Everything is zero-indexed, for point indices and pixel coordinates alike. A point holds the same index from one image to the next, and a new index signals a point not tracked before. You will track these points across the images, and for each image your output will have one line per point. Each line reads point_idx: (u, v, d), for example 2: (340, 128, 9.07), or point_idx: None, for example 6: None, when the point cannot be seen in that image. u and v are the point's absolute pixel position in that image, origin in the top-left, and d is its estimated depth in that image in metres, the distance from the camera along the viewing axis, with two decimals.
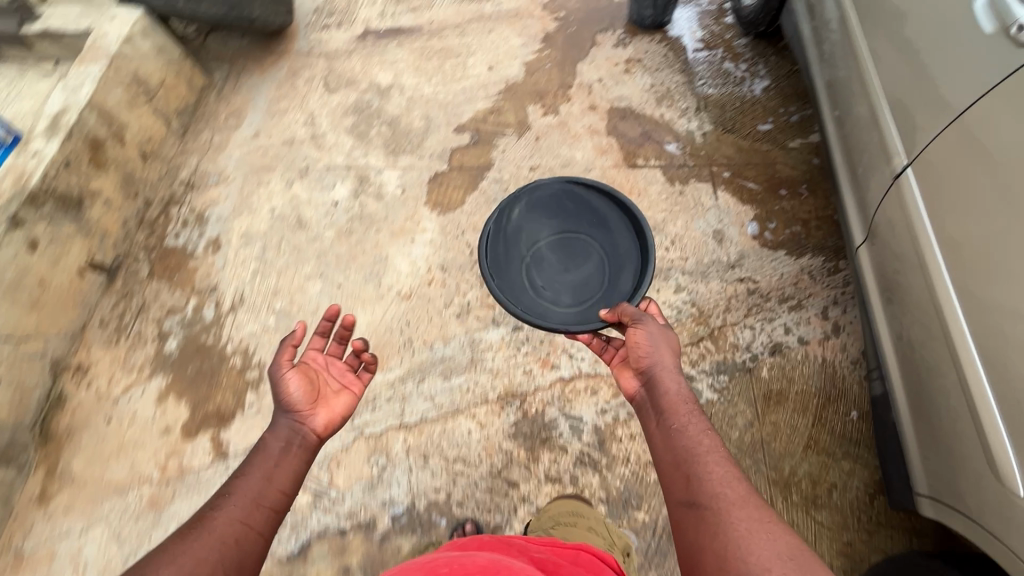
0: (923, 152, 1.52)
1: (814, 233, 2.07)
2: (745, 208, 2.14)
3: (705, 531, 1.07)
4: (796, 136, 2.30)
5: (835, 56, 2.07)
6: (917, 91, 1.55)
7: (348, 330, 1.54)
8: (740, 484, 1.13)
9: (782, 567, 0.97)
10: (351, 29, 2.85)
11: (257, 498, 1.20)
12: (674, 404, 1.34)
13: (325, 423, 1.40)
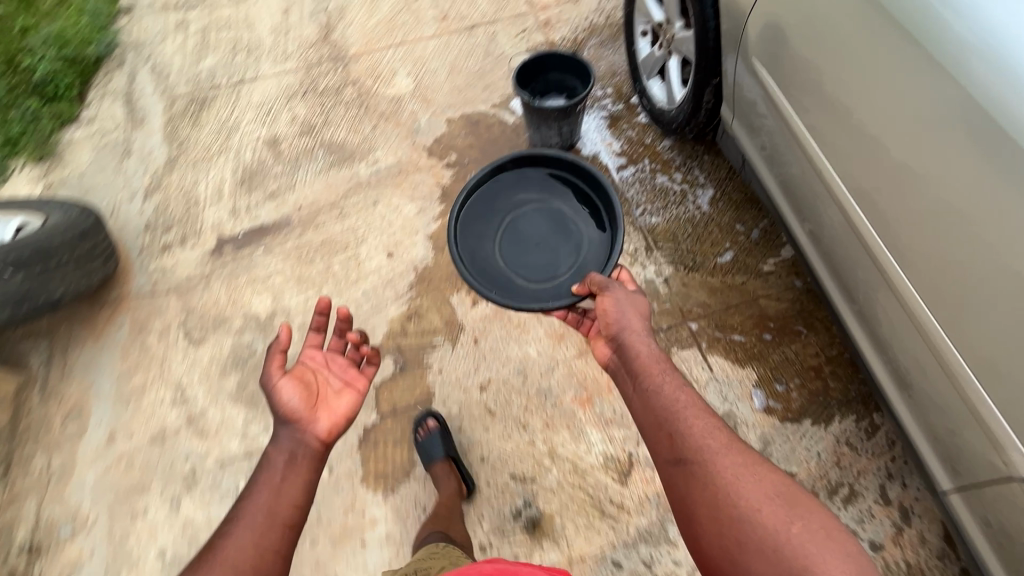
0: (909, 237, 1.32)
1: (833, 384, 1.73)
2: (747, 372, 1.78)
3: (698, 483, 1.14)
4: (769, 255, 1.96)
5: (777, 152, 1.76)
6: (885, 175, 1.33)
7: (347, 322, 1.47)
8: (724, 436, 1.20)
9: (771, 506, 1.07)
10: (200, 242, 2.25)
11: (270, 516, 1.14)
12: (652, 360, 1.38)
13: (329, 426, 1.31)
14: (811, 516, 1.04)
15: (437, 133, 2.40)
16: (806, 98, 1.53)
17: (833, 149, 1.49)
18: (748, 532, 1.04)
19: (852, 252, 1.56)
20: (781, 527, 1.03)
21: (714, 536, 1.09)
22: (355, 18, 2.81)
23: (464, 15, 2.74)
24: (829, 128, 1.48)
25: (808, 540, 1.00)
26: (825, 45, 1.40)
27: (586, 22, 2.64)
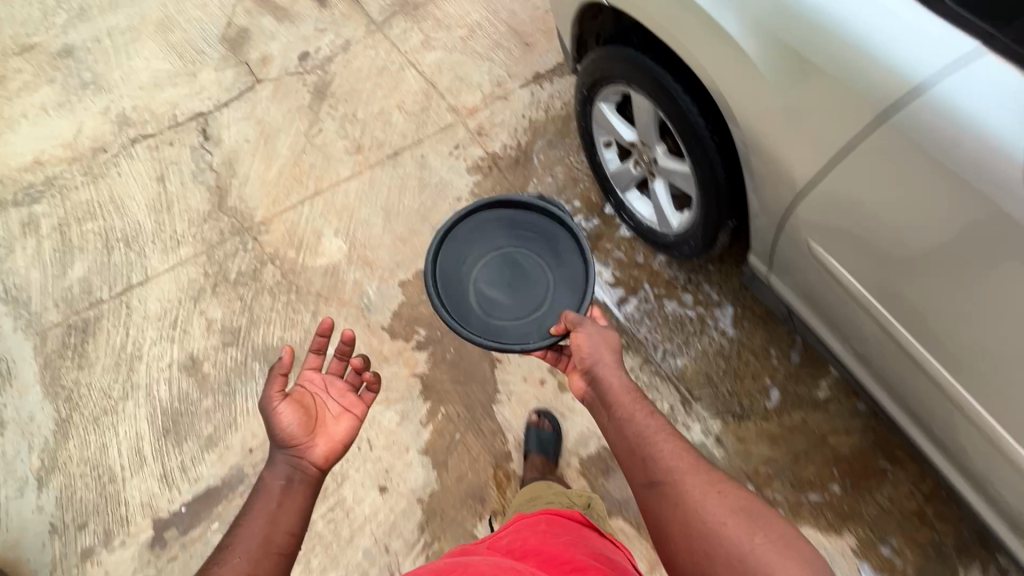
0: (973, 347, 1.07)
1: (942, 527, 1.51)
2: (846, 538, 1.52)
3: (672, 508, 1.00)
4: (820, 378, 1.70)
5: (803, 286, 1.42)
6: (923, 276, 1.08)
7: (348, 346, 1.30)
8: (695, 460, 1.05)
9: (736, 521, 0.95)
10: (133, 534, 1.74)
11: (264, 548, 1.00)
12: (623, 395, 1.19)
13: (327, 454, 1.17)
14: (779, 537, 0.92)
15: (395, 305, 1.98)
16: (845, 246, 1.20)
17: (902, 306, 1.16)
18: (717, 558, 0.92)
19: (891, 358, 1.29)
20: (750, 552, 0.90)
21: (688, 567, 0.95)
22: (251, 170, 2.32)
23: (381, 140, 2.31)
24: (888, 283, 1.15)
25: (779, 565, 0.88)
26: (871, 193, 1.08)
27: (525, 120, 2.28)
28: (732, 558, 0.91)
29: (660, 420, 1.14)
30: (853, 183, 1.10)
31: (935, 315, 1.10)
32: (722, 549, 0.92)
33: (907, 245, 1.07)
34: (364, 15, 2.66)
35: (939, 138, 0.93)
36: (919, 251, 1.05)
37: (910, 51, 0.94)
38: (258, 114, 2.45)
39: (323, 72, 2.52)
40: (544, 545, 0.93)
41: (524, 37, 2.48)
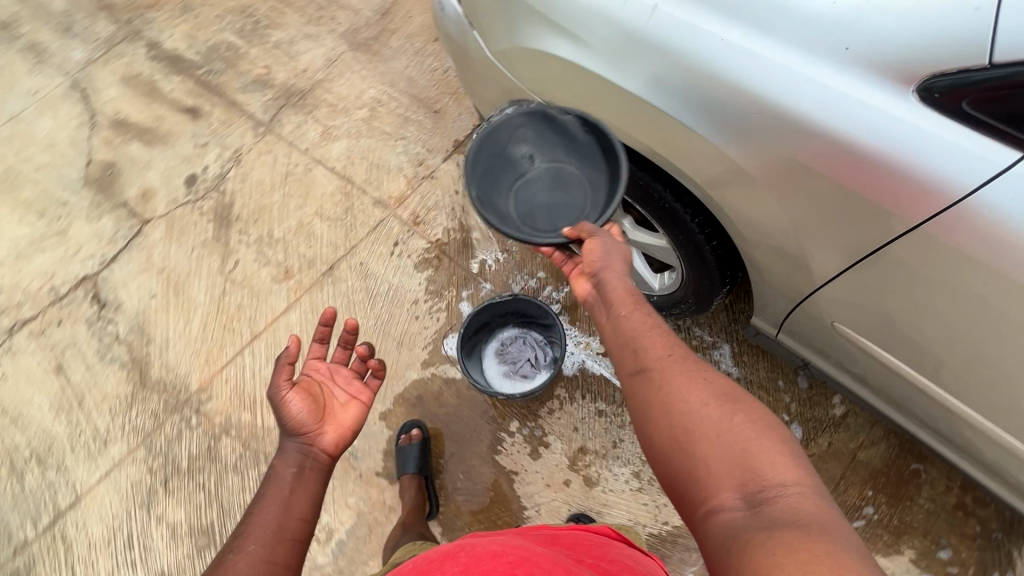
0: (997, 386, 1.04)
1: (986, 513, 1.52)
2: (907, 554, 1.51)
3: (653, 395, 0.83)
4: (833, 396, 1.67)
5: (837, 338, 1.27)
6: (938, 329, 1.02)
7: (352, 335, 1.24)
8: (686, 351, 0.87)
9: (720, 406, 0.77)
10: None
11: (277, 531, 0.92)
12: (625, 296, 0.98)
13: (336, 440, 1.10)
14: (770, 424, 0.75)
15: (384, 444, 1.78)
16: (905, 311, 1.04)
17: (969, 370, 1.05)
18: (696, 437, 0.75)
19: (908, 388, 1.26)
20: (730, 432, 0.74)
21: (663, 451, 0.78)
22: (169, 330, 2.01)
23: (310, 257, 2.07)
24: (917, 337, 1.07)
25: (756, 445, 0.72)
26: (894, 262, 0.98)
27: (460, 196, 2.11)
28: (711, 440, 0.74)
29: (655, 320, 0.94)
30: (926, 262, 0.93)
31: (1019, 384, 0.99)
32: (703, 429, 0.75)
33: (982, 322, 0.94)
34: (247, 118, 2.38)
35: (994, 243, 0.84)
36: (974, 320, 0.95)
37: (935, 161, 0.84)
38: (157, 262, 2.13)
39: (219, 194, 2.23)
40: (579, 539, 0.85)
41: (431, 104, 2.31)
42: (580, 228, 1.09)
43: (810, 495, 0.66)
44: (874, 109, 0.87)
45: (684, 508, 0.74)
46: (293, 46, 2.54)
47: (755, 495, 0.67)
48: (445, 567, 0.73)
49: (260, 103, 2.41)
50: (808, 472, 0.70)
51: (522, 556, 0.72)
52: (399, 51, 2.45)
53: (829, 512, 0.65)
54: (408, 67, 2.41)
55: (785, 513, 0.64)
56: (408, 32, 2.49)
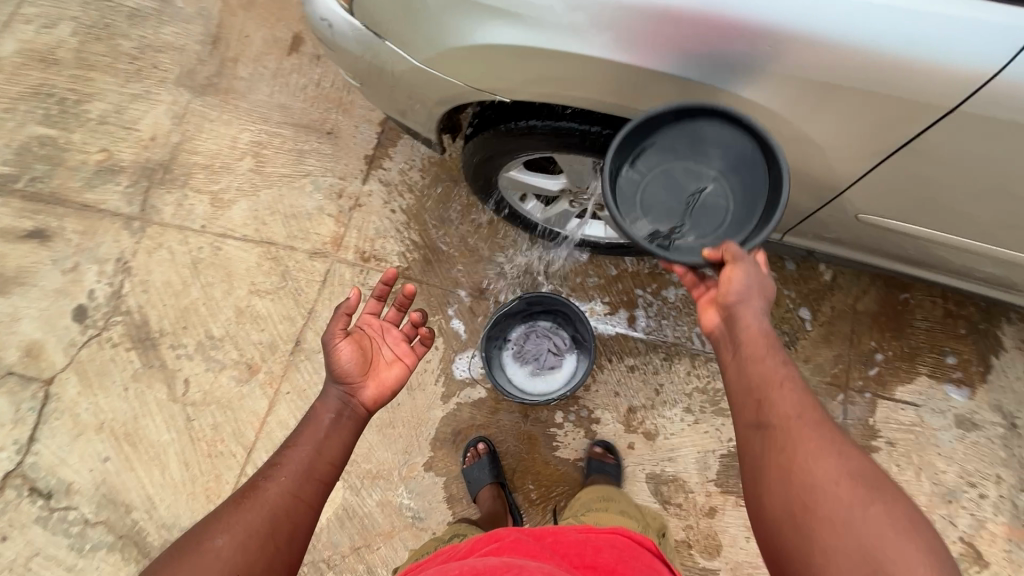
0: (961, 210, 1.13)
1: (966, 311, 1.73)
2: (926, 372, 1.70)
3: (781, 460, 0.80)
4: (819, 266, 1.78)
5: (855, 232, 1.30)
6: (904, 179, 1.08)
7: (410, 298, 1.17)
8: (820, 415, 0.83)
9: (855, 496, 0.74)
10: None
11: (308, 471, 0.93)
12: (761, 343, 0.91)
13: (377, 397, 1.07)
14: (908, 521, 0.72)
15: (442, 492, 1.69)
16: (933, 186, 1.08)
17: (990, 221, 1.13)
18: (823, 519, 0.73)
19: (884, 243, 1.33)
20: (865, 525, 0.71)
21: (780, 517, 0.77)
22: (147, 486, 1.73)
23: (269, 341, 1.83)
24: (887, 195, 1.13)
25: (894, 549, 0.69)
26: (849, 133, 1.02)
27: (398, 213, 1.93)
28: (842, 524, 0.72)
29: (790, 377, 0.87)
30: (964, 137, 0.96)
31: (977, 202, 1.09)
32: (835, 513, 0.73)
33: (935, 159, 1.02)
34: (112, 218, 1.99)
35: (935, 83, 0.91)
36: (931, 160, 1.02)
37: (879, 28, 0.89)
38: (91, 419, 1.79)
39: (125, 315, 1.88)
40: (617, 566, 0.83)
41: (320, 127, 2.04)
42: (724, 250, 0.97)
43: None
44: (897, 7, 0.88)
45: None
46: (125, 116, 2.12)
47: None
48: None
49: (118, 195, 2.01)
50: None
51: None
52: (255, 79, 2.12)
53: None
54: (274, 94, 2.10)
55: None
56: (253, 54, 2.15)
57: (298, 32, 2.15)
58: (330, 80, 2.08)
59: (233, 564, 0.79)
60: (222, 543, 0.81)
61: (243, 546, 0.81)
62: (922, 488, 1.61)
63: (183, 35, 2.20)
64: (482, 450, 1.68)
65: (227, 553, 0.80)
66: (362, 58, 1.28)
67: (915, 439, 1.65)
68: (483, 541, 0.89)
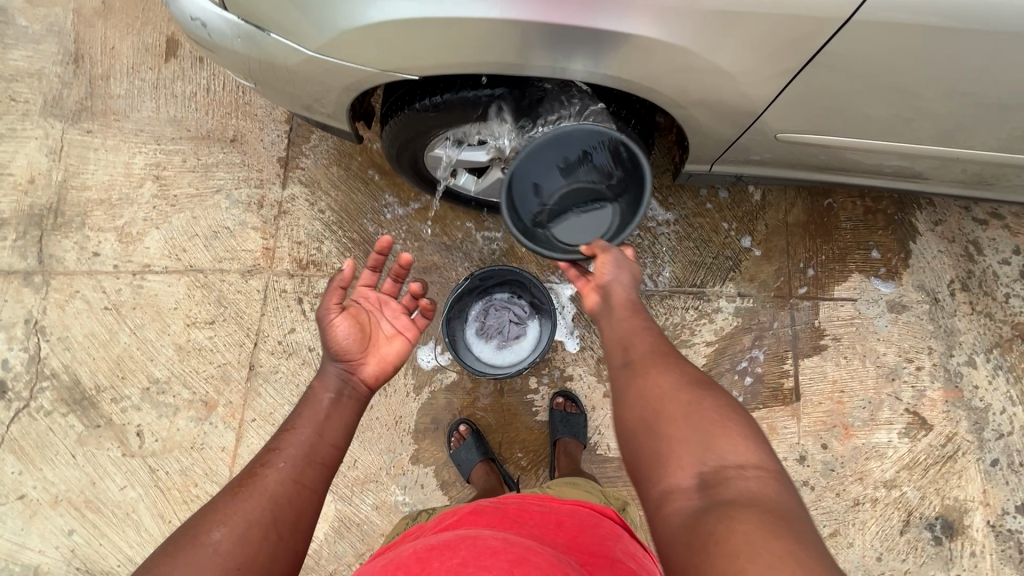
0: (853, 110, 1.18)
1: (883, 206, 1.86)
2: (856, 268, 1.82)
3: (635, 385, 0.85)
4: (748, 188, 1.85)
5: (778, 152, 1.35)
6: (797, 89, 1.12)
7: (404, 270, 1.15)
8: (667, 348, 0.91)
9: (686, 394, 0.80)
10: None
11: (309, 451, 0.92)
12: (628, 305, 1.00)
13: (377, 373, 1.08)
14: (737, 407, 0.79)
15: (434, 480, 1.69)
16: (842, 95, 1.13)
17: (895, 121, 1.21)
18: (667, 418, 0.78)
19: (796, 157, 1.38)
20: (699, 415, 0.77)
21: (632, 429, 0.82)
22: (124, 547, 1.63)
23: (220, 373, 1.73)
24: (786, 107, 1.17)
25: (721, 433, 0.74)
26: (732, 56, 1.03)
27: (328, 213, 1.83)
28: (683, 419, 0.77)
29: (648, 324, 0.96)
30: (864, 42, 1.01)
31: (862, 100, 1.15)
32: (675, 410, 0.78)
33: (815, 65, 1.06)
34: (8, 277, 1.79)
35: None
36: (812, 65, 1.06)
37: None
38: (43, 495, 1.66)
39: (52, 379, 1.72)
40: (578, 533, 0.87)
41: (221, 135, 1.88)
42: (595, 245, 1.07)
43: (767, 478, 0.70)
44: None
45: (643, 486, 0.77)
46: None
47: (713, 476, 0.70)
48: (446, 557, 0.74)
49: (7, 251, 1.80)
50: (765, 454, 0.74)
51: (522, 556, 0.74)
52: (134, 95, 1.91)
53: (786, 497, 0.68)
54: (161, 107, 1.91)
55: (738, 495, 0.67)
56: (126, 67, 1.93)
57: (171, 34, 1.95)
58: (220, 82, 1.91)
59: (233, 557, 0.76)
60: (221, 535, 0.78)
61: (244, 536, 0.79)
62: (867, 373, 1.76)
63: (37, 58, 1.95)
64: (465, 432, 1.68)
65: (226, 546, 0.77)
66: (249, 56, 1.17)
67: (856, 331, 1.78)
68: (445, 518, 0.93)
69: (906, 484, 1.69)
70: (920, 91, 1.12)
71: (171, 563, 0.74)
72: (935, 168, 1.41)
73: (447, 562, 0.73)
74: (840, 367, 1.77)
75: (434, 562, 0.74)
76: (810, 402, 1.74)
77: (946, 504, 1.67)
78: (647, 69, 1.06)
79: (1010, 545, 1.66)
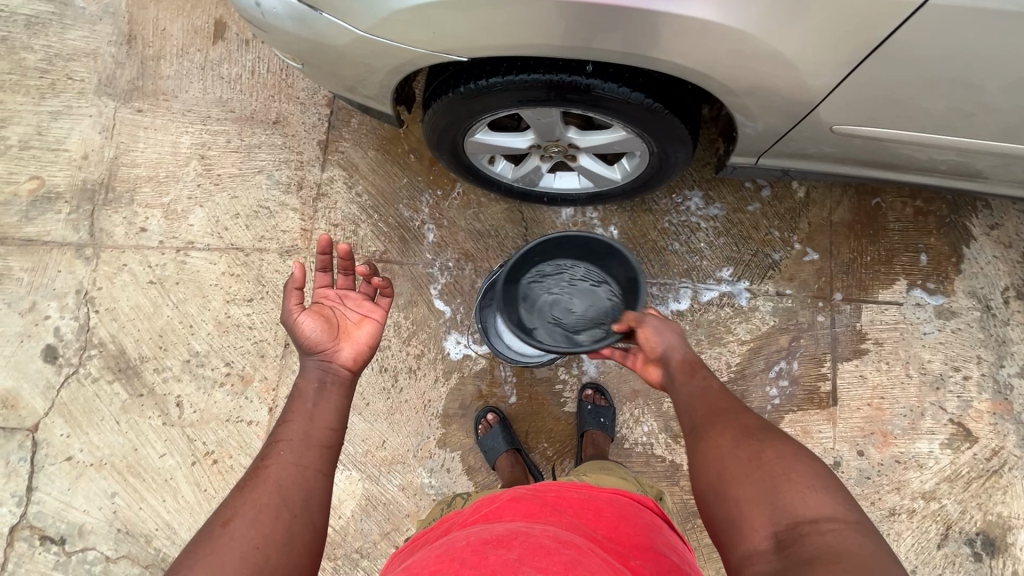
0: (913, 103, 1.13)
1: (935, 207, 1.78)
2: (903, 271, 1.75)
3: (698, 450, 0.88)
4: (792, 184, 1.80)
5: (828, 146, 1.31)
6: (854, 79, 1.07)
7: (351, 260, 1.15)
8: (729, 404, 0.94)
9: (747, 450, 0.82)
10: None
11: (302, 439, 0.94)
12: (687, 367, 1.04)
13: (354, 356, 1.09)
14: (801, 459, 0.80)
15: (461, 465, 1.71)
16: (902, 87, 1.09)
17: (959, 116, 1.15)
18: (732, 478, 0.80)
19: (847, 152, 1.33)
20: (761, 469, 0.79)
21: (704, 494, 0.84)
22: (162, 513, 1.70)
23: (256, 349, 1.78)
24: (840, 99, 1.13)
25: (786, 486, 0.75)
26: (789, 44, 1.00)
27: (365, 197, 1.85)
28: (747, 478, 0.79)
29: (711, 385, 0.99)
30: (934, 32, 0.96)
31: (922, 93, 1.10)
32: (735, 469, 0.81)
33: (875, 55, 1.02)
34: (61, 249, 1.86)
35: None
36: (871, 55, 1.02)
37: None
38: (88, 458, 1.73)
39: (99, 347, 1.80)
40: (619, 522, 0.87)
41: (264, 117, 1.92)
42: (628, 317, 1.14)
43: (844, 530, 0.69)
44: None
45: (725, 554, 0.77)
46: (49, 137, 1.96)
47: (788, 533, 0.70)
48: (502, 551, 0.74)
49: (61, 223, 1.88)
50: (842, 507, 0.73)
51: (572, 557, 0.73)
52: (182, 75, 1.97)
53: (870, 551, 0.67)
54: (208, 88, 1.95)
55: (817, 550, 0.66)
56: (175, 48, 1.98)
57: (219, 18, 1.99)
58: (264, 65, 1.95)
59: (251, 538, 0.79)
60: (235, 524, 0.80)
61: (256, 521, 0.81)
62: (910, 380, 1.70)
63: (92, 38, 2.01)
64: (492, 421, 1.69)
65: (241, 530, 0.80)
66: (298, 35, 1.18)
67: (900, 336, 1.72)
68: (484, 504, 0.92)
69: (946, 497, 1.62)
70: (988, 84, 1.06)
71: (192, 556, 0.77)
72: (998, 167, 1.34)
73: (502, 556, 0.74)
74: (881, 373, 1.71)
75: (489, 555, 0.74)
76: (848, 407, 1.69)
77: (988, 520, 1.60)
78: (698, 56, 1.04)
79: None
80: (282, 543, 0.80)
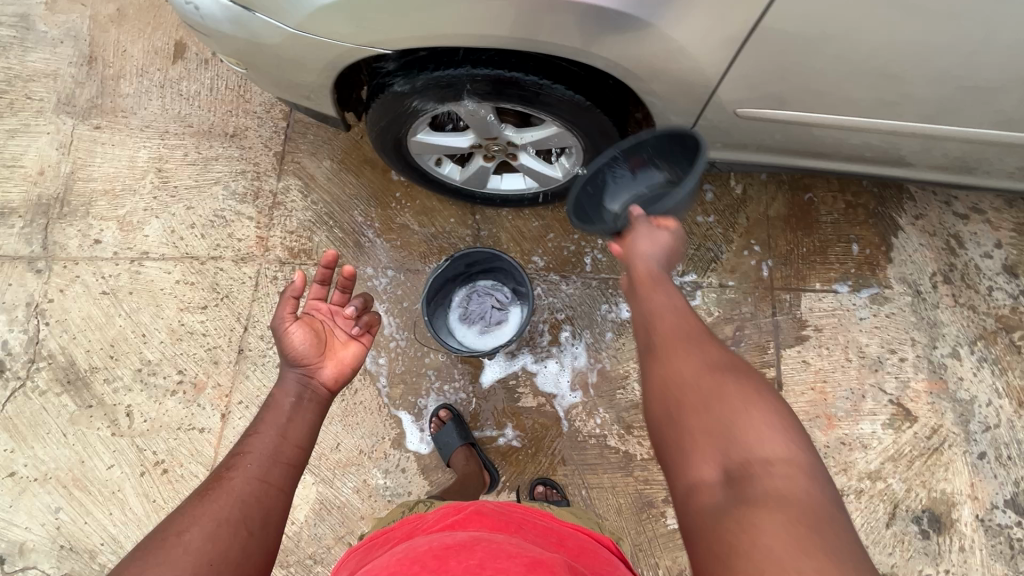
0: (819, 88, 1.22)
1: (863, 201, 1.88)
2: (837, 261, 1.84)
3: (660, 369, 0.89)
4: (730, 182, 1.89)
5: (754, 134, 1.39)
6: (761, 64, 1.16)
7: (351, 281, 1.18)
8: (696, 331, 0.95)
9: (708, 379, 0.84)
10: None
11: (273, 457, 0.95)
12: (651, 278, 1.05)
13: (335, 375, 1.13)
14: (761, 397, 0.81)
15: (416, 465, 1.70)
16: (804, 74, 1.18)
17: (863, 101, 1.25)
18: (690, 409, 0.82)
19: (782, 139, 1.42)
20: (721, 405, 0.80)
21: (658, 417, 0.86)
22: (109, 526, 1.65)
23: (209, 356, 1.78)
24: (764, 84, 1.22)
25: (742, 420, 0.78)
26: (691, 32, 1.09)
27: (320, 204, 1.90)
28: (705, 411, 0.80)
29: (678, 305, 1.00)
30: (824, 17, 1.05)
31: (823, 78, 1.19)
32: (696, 399, 0.82)
33: (770, 42, 1.11)
34: (13, 262, 1.86)
35: None
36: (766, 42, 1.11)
37: None
38: (32, 473, 1.69)
39: (49, 360, 1.78)
40: (580, 551, 0.89)
41: (221, 130, 1.97)
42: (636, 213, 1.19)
43: (795, 474, 0.72)
44: None
45: (673, 477, 0.81)
46: (5, 154, 1.98)
47: (741, 470, 0.73)
48: (463, 557, 0.75)
49: (14, 237, 1.88)
50: (793, 446, 0.76)
51: (535, 562, 0.75)
52: (142, 93, 2.02)
53: (814, 495, 0.70)
54: (167, 105, 2.01)
55: (763, 492, 0.70)
56: (136, 68, 2.04)
57: (179, 39, 2.06)
58: (222, 82, 2.01)
59: (206, 553, 0.77)
60: (189, 535, 0.78)
61: (212, 535, 0.79)
62: (850, 365, 1.76)
63: (53, 59, 2.07)
64: (445, 418, 1.70)
65: (197, 543, 0.77)
66: (239, 37, 1.25)
67: (838, 322, 1.79)
68: (450, 513, 0.93)
69: (891, 476, 1.66)
70: (879, 68, 1.16)
71: (142, 562, 0.74)
72: (913, 151, 1.45)
73: (465, 561, 0.74)
74: (822, 357, 1.77)
75: (453, 561, 0.74)
76: (792, 392, 1.74)
77: (932, 497, 1.64)
78: (612, 45, 1.12)
79: (1000, 540, 1.62)
80: (236, 562, 0.79)
